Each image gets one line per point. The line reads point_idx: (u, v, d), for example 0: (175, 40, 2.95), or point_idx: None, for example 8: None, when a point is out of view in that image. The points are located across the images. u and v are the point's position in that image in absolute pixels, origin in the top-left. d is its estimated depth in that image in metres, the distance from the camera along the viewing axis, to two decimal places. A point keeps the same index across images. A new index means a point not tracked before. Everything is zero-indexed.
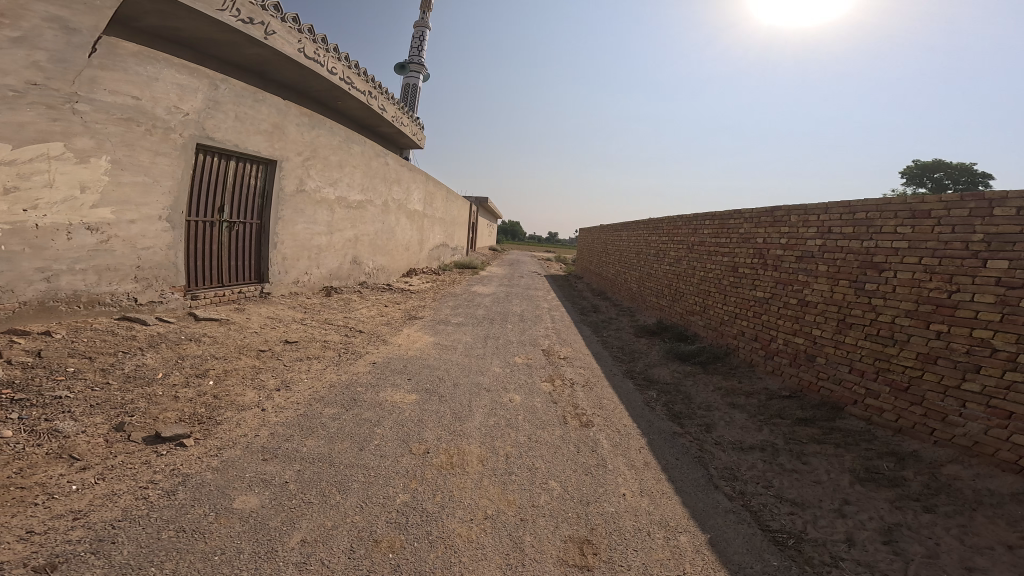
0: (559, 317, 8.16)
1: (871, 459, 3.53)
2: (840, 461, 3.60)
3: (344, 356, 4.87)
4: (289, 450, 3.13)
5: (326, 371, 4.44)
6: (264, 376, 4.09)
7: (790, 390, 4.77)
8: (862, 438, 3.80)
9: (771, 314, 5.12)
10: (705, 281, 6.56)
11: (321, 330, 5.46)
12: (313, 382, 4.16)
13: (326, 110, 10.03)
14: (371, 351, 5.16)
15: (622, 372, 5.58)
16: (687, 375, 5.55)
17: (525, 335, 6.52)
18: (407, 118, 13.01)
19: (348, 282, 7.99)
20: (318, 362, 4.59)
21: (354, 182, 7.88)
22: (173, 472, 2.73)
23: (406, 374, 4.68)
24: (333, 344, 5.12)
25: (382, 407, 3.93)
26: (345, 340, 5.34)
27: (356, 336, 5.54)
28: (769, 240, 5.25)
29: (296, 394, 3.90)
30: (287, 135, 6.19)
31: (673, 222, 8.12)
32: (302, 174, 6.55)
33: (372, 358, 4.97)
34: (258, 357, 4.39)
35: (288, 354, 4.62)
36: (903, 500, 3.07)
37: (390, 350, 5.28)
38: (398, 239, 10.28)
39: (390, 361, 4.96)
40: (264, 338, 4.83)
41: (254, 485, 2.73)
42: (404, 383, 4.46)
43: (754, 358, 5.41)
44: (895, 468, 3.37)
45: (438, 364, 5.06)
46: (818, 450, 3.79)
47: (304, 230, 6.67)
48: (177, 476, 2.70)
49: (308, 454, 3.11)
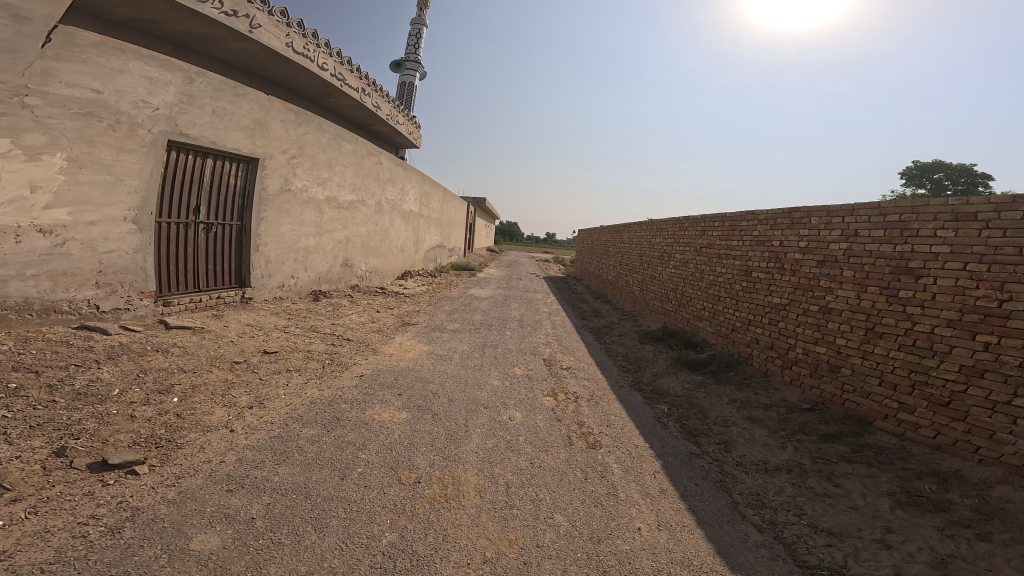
0: (560, 323, 7.79)
1: (910, 480, 3.19)
2: (876, 483, 3.26)
3: (329, 368, 4.47)
4: (258, 479, 2.72)
5: (307, 386, 4.04)
6: (236, 392, 3.68)
7: (811, 403, 4.43)
8: (896, 456, 3.47)
9: (790, 321, 4.77)
10: (714, 286, 6.21)
11: (305, 339, 5.06)
12: (291, 399, 3.75)
13: (317, 107, 9.62)
14: (359, 362, 4.76)
15: (629, 383, 5.20)
16: (699, 386, 5.18)
17: (524, 343, 6.14)
18: (403, 116, 12.61)
19: (339, 285, 7.58)
20: (298, 375, 4.19)
21: (345, 181, 7.49)
22: (120, 505, 2.33)
23: (396, 389, 4.29)
24: (317, 355, 4.72)
25: (368, 427, 3.54)
26: (331, 350, 4.93)
27: (344, 345, 5.15)
28: (786, 243, 4.89)
29: (271, 413, 3.49)
30: (271, 132, 5.80)
31: (679, 223, 7.75)
32: (287, 172, 6.15)
33: (359, 370, 4.57)
34: (232, 370, 3.98)
35: (265, 366, 4.22)
36: (953, 527, 2.73)
37: (379, 361, 4.88)
38: (393, 240, 9.86)
39: (379, 373, 4.56)
40: (240, 348, 4.42)
41: (216, 521, 2.32)
42: (393, 399, 4.06)
43: (770, 368, 5.06)
44: (939, 490, 3.04)
45: (432, 377, 4.67)
46: (850, 471, 3.45)
47: (289, 231, 6.27)
48: (125, 510, 2.30)
49: (280, 484, 2.70)
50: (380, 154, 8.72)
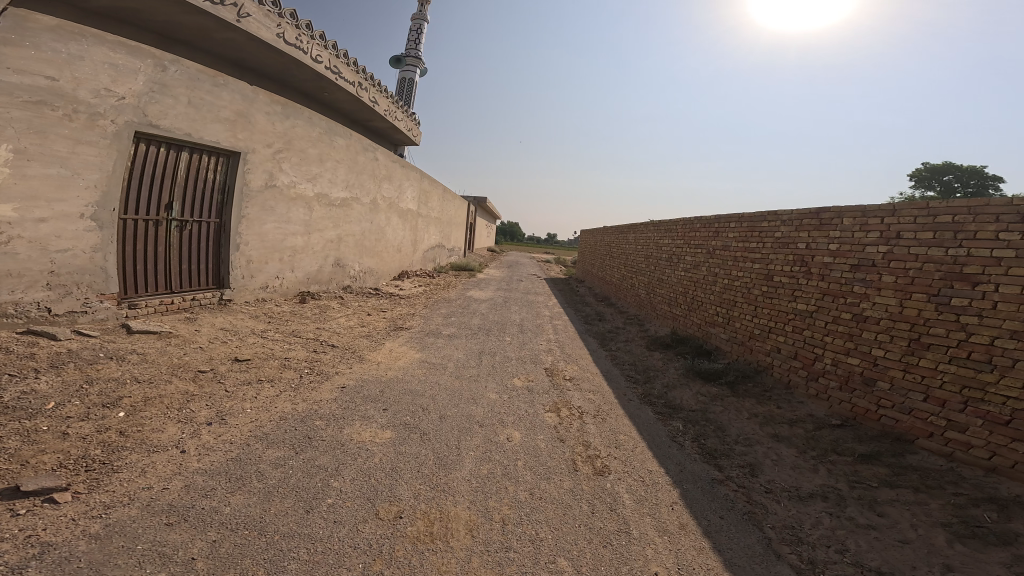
0: (562, 328, 7.36)
1: (966, 508, 2.78)
2: (926, 512, 2.84)
3: (307, 379, 4.05)
4: (206, 511, 2.29)
5: (278, 399, 3.61)
6: (194, 406, 3.26)
7: (841, 418, 4.02)
8: (945, 479, 3.05)
9: (817, 330, 4.34)
10: (729, 291, 5.77)
11: (283, 345, 4.64)
12: (257, 415, 3.33)
13: (311, 102, 9.21)
14: (342, 372, 4.34)
15: (638, 397, 4.76)
16: (714, 399, 4.76)
17: (525, 351, 5.71)
18: (402, 112, 12.20)
19: (329, 286, 7.15)
20: (271, 387, 3.77)
21: (337, 177, 7.05)
22: (27, 541, 1.92)
23: (380, 403, 3.86)
24: (294, 364, 4.31)
25: (344, 449, 3.11)
26: (311, 358, 4.51)
27: (327, 352, 4.73)
28: (812, 245, 4.44)
29: (232, 431, 3.08)
30: (255, 123, 5.39)
31: (690, 224, 7.29)
32: (272, 167, 5.72)
33: (341, 381, 4.14)
34: (193, 381, 3.56)
35: (233, 376, 3.80)
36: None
37: (365, 371, 4.45)
38: (389, 239, 9.44)
39: (363, 385, 4.15)
40: (208, 355, 4.01)
41: (146, 561, 1.91)
42: (376, 416, 3.63)
43: (793, 379, 4.64)
44: (1001, 520, 2.63)
45: (422, 389, 4.25)
46: (896, 498, 3.02)
47: (274, 229, 5.85)
48: (31, 548, 1.89)
49: (231, 517, 2.27)
50: (376, 150, 8.29)
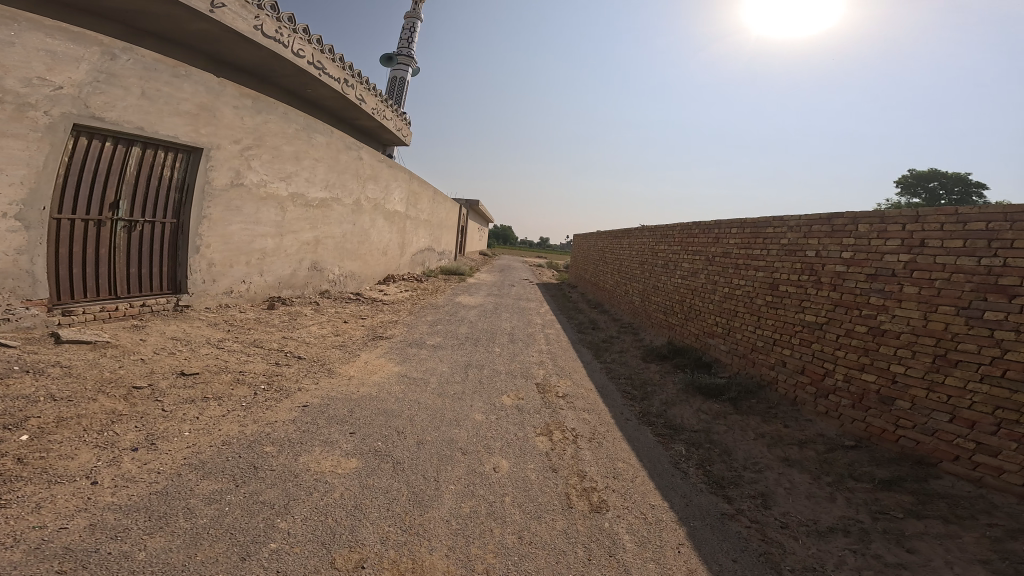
0: (555, 338, 6.99)
1: (1005, 542, 2.45)
2: (962, 546, 2.50)
3: (263, 397, 3.59)
4: (111, 557, 1.88)
5: (224, 420, 3.15)
6: (119, 427, 2.81)
7: (855, 439, 3.69)
8: (977, 509, 2.73)
9: (826, 344, 4.03)
10: (729, 301, 5.44)
11: (242, 357, 4.17)
12: (196, 439, 2.88)
13: (292, 99, 8.72)
14: (307, 389, 3.88)
15: (636, 416, 4.39)
16: (717, 417, 4.42)
17: (515, 364, 5.31)
18: (391, 112, 11.74)
19: (304, 292, 6.66)
20: (219, 406, 3.31)
21: (315, 176, 6.58)
22: None
23: (347, 426, 3.41)
24: (251, 379, 3.84)
25: (298, 482, 2.66)
26: (272, 372, 4.04)
27: (292, 365, 4.28)
28: (822, 253, 4.13)
29: (162, 458, 2.63)
30: (221, 118, 4.92)
31: (687, 230, 6.97)
32: (240, 164, 5.23)
33: (303, 400, 3.68)
34: (124, 399, 3.09)
35: (175, 393, 3.33)
36: None
37: (333, 388, 3.99)
38: (374, 242, 8.97)
39: (329, 403, 3.70)
40: (149, 369, 3.53)
41: None
42: (340, 442, 3.18)
43: (801, 395, 4.31)
44: None
45: (397, 410, 3.81)
46: (925, 531, 2.68)
47: (241, 231, 5.37)
48: None
49: (141, 567, 1.85)
50: (360, 149, 7.83)
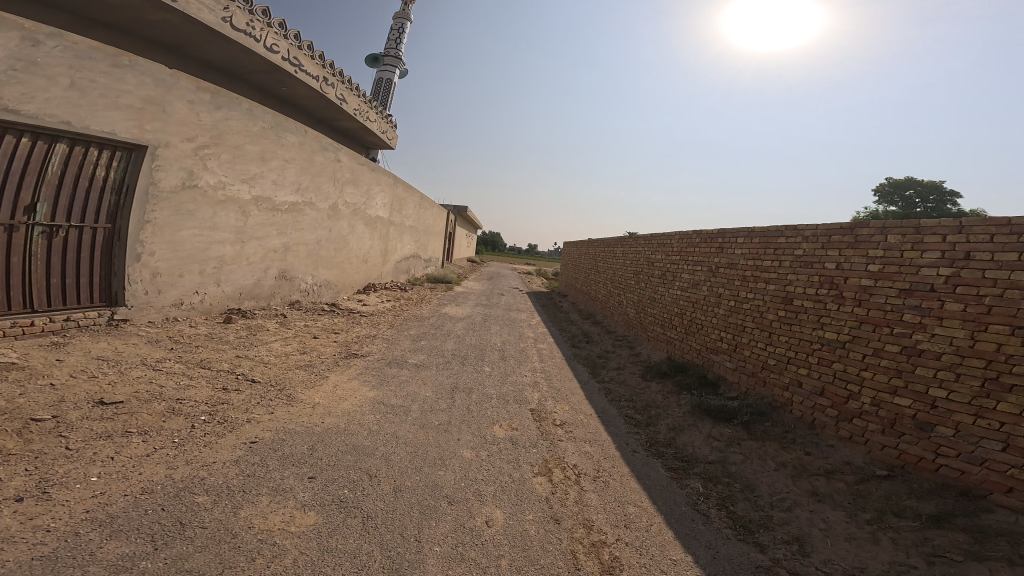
0: (547, 353, 6.51)
1: None
2: None
3: (203, 431, 2.94)
4: None
5: (146, 462, 2.52)
6: (3, 471, 2.20)
7: (887, 468, 3.28)
8: None
9: (851, 364, 3.64)
10: (736, 315, 5.04)
11: (185, 381, 3.52)
12: (106, 486, 2.26)
13: (267, 99, 8.06)
14: (258, 420, 3.23)
15: (643, 445, 3.92)
16: (731, 444, 3.98)
17: (506, 385, 4.80)
18: (375, 113, 11.15)
19: (269, 303, 6.03)
20: (143, 444, 2.67)
21: (284, 178, 5.99)
22: None
23: (305, 469, 2.75)
24: (191, 408, 3.19)
25: (235, 545, 2.02)
26: (217, 399, 3.37)
27: (246, 389, 3.65)
28: (844, 265, 3.77)
29: (54, 512, 2.03)
30: (172, 113, 4.33)
31: (686, 238, 6.58)
32: (195, 165, 4.63)
33: (252, 434, 3.02)
34: (18, 435, 2.47)
35: (89, 426, 2.71)
36: None
37: (291, 420, 3.33)
38: (353, 250, 8.36)
39: (285, 437, 3.08)
40: (60, 397, 2.89)
41: None
42: (294, 490, 2.52)
43: (819, 418, 3.89)
44: None
45: (369, 446, 3.16)
46: None
47: (194, 237, 4.74)
48: None
49: None
50: (337, 151, 7.25)
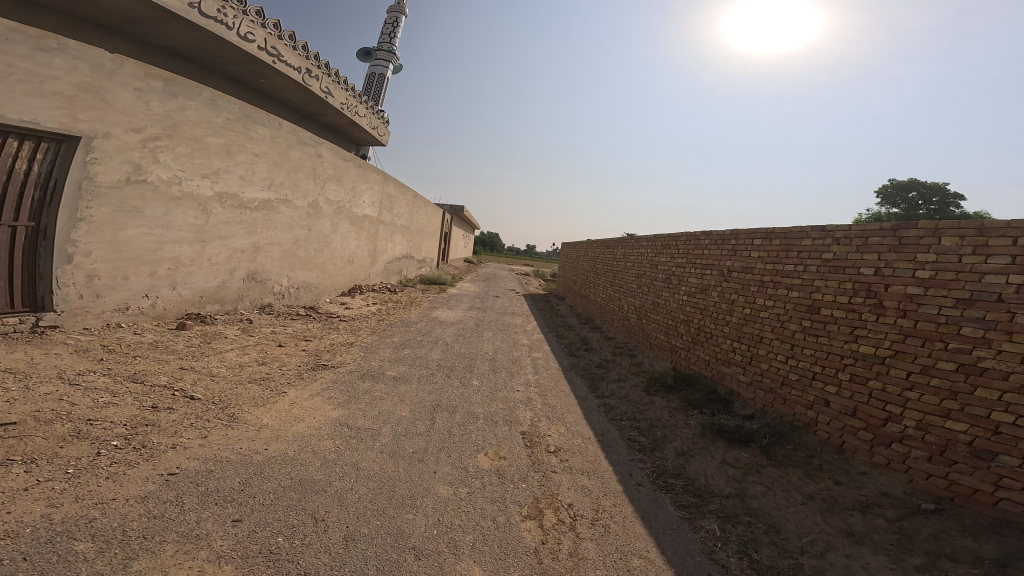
0: (542, 364, 6.01)
1: None
2: None
3: (109, 458, 2.43)
4: None
5: (20, 498, 2.01)
6: None
7: (933, 500, 2.77)
8: None
9: (890, 382, 3.13)
10: (752, 324, 4.55)
11: (107, 398, 2.99)
12: None
13: (247, 94, 7.43)
14: (186, 447, 2.70)
15: (647, 476, 3.41)
16: (749, 472, 3.45)
17: (494, 403, 4.30)
18: (364, 108, 10.61)
19: (235, 308, 5.52)
20: (23, 476, 2.15)
21: (254, 174, 5.48)
22: None
23: (229, 510, 2.22)
24: (104, 431, 2.66)
25: None
26: (140, 421, 2.85)
27: (184, 408, 3.13)
28: (885, 270, 3.28)
29: None
30: (114, 101, 3.89)
31: (694, 240, 6.08)
32: (142, 158, 4.15)
33: (174, 463, 2.51)
34: None
35: None
36: None
37: (228, 446, 2.80)
38: (336, 250, 7.84)
39: (214, 468, 2.55)
40: None
41: None
42: (210, 537, 2.00)
43: (850, 441, 3.36)
44: None
45: (321, 482, 2.62)
46: None
47: (142, 236, 4.24)
48: None
49: None
50: (318, 145, 6.75)
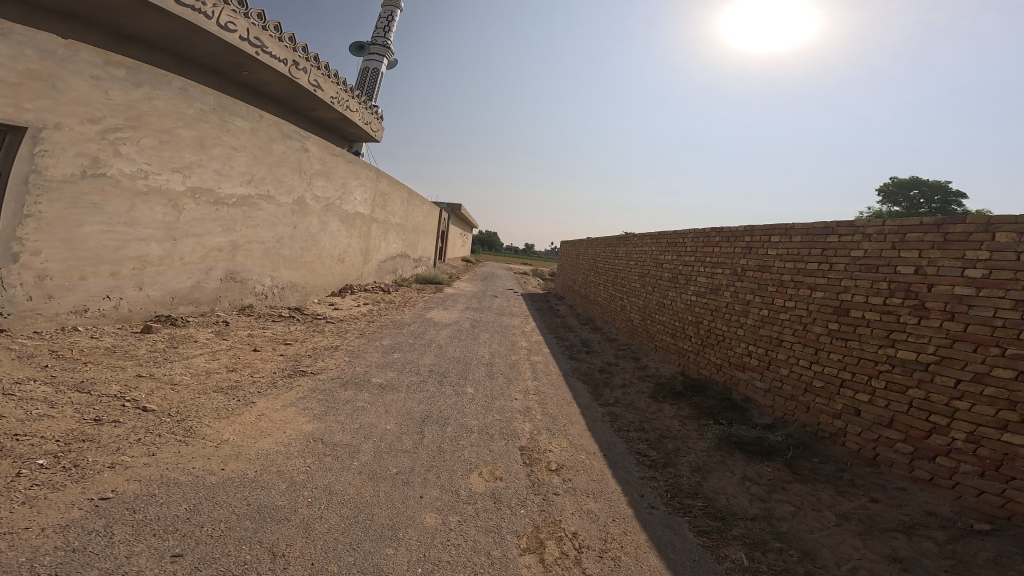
0: (542, 368, 5.67)
1: None
2: None
3: (29, 481, 2.10)
4: None
5: None
6: None
7: (987, 520, 2.46)
8: None
9: (935, 391, 2.82)
10: (770, 326, 4.22)
11: (43, 409, 2.65)
12: None
13: (231, 86, 7.06)
14: (127, 465, 2.37)
15: (659, 496, 3.08)
16: (774, 490, 3.12)
17: (489, 413, 3.96)
18: (357, 101, 10.22)
19: (212, 309, 5.17)
20: None
21: (232, 169, 5.13)
22: None
23: (167, 542, 1.90)
24: (33, 448, 2.32)
25: None
26: (77, 436, 2.51)
27: (134, 421, 2.79)
28: (927, 269, 2.96)
29: None
30: (66, 89, 3.57)
31: (703, 237, 5.74)
32: (100, 151, 3.82)
33: (109, 485, 2.19)
34: None
35: None
36: None
37: (177, 465, 2.46)
38: (325, 248, 7.48)
39: (157, 490, 2.23)
40: None
41: None
42: None
43: (884, 453, 3.04)
44: None
45: (284, 509, 2.28)
46: None
47: (101, 235, 3.91)
48: None
49: None
50: (304, 139, 6.39)
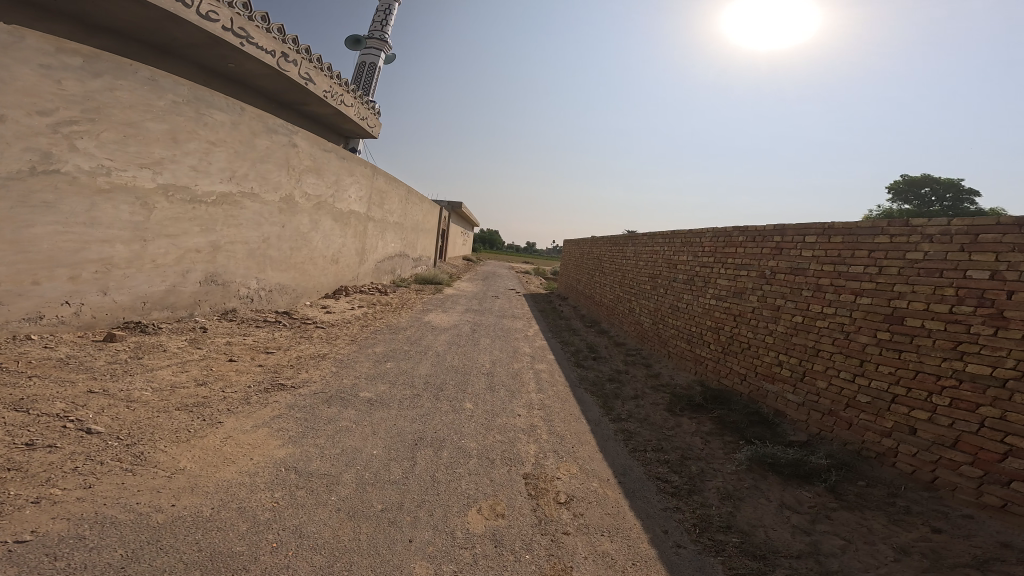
0: (547, 378, 5.28)
1: None
2: None
3: None
4: None
5: None
6: None
7: None
8: None
9: (1013, 410, 2.43)
10: (805, 334, 3.82)
11: None
12: None
13: (216, 78, 6.69)
14: (57, 499, 2.01)
15: (686, 532, 2.69)
16: (817, 520, 2.72)
17: (488, 433, 3.58)
18: (353, 95, 9.81)
19: (190, 315, 4.81)
20: None
21: (210, 165, 4.76)
22: None
23: None
24: None
25: None
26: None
27: (75, 445, 2.43)
28: (1006, 274, 2.56)
29: None
30: (10, 78, 3.22)
31: (722, 237, 5.34)
32: (51, 144, 3.44)
33: (30, 525, 1.83)
34: None
35: None
36: None
37: (118, 500, 2.09)
38: (317, 248, 7.09)
39: (85, 532, 1.86)
40: None
41: None
42: None
43: (945, 477, 2.65)
44: None
45: (242, 558, 1.89)
46: None
47: (57, 237, 3.54)
48: None
49: None
50: (291, 134, 6.01)
